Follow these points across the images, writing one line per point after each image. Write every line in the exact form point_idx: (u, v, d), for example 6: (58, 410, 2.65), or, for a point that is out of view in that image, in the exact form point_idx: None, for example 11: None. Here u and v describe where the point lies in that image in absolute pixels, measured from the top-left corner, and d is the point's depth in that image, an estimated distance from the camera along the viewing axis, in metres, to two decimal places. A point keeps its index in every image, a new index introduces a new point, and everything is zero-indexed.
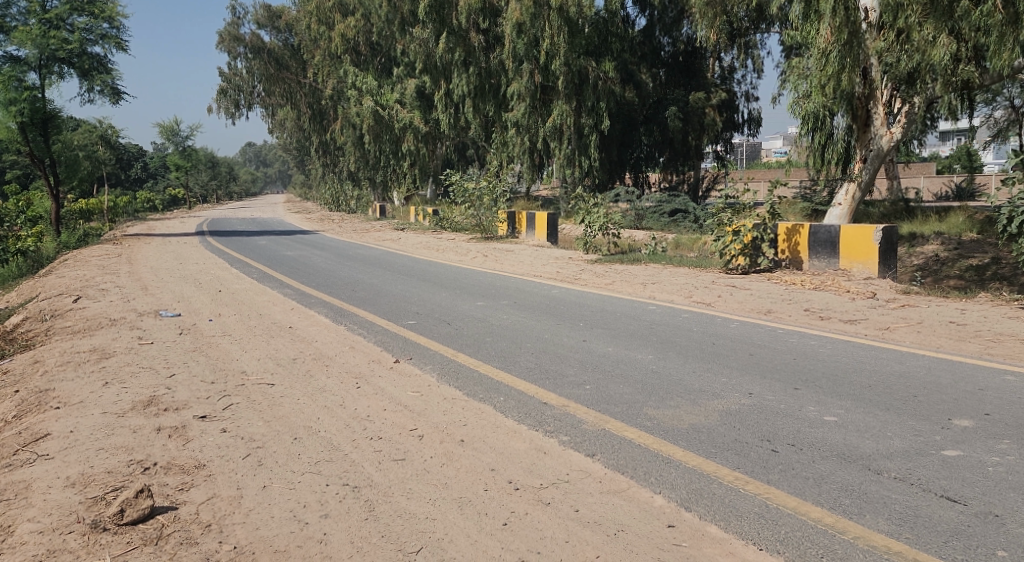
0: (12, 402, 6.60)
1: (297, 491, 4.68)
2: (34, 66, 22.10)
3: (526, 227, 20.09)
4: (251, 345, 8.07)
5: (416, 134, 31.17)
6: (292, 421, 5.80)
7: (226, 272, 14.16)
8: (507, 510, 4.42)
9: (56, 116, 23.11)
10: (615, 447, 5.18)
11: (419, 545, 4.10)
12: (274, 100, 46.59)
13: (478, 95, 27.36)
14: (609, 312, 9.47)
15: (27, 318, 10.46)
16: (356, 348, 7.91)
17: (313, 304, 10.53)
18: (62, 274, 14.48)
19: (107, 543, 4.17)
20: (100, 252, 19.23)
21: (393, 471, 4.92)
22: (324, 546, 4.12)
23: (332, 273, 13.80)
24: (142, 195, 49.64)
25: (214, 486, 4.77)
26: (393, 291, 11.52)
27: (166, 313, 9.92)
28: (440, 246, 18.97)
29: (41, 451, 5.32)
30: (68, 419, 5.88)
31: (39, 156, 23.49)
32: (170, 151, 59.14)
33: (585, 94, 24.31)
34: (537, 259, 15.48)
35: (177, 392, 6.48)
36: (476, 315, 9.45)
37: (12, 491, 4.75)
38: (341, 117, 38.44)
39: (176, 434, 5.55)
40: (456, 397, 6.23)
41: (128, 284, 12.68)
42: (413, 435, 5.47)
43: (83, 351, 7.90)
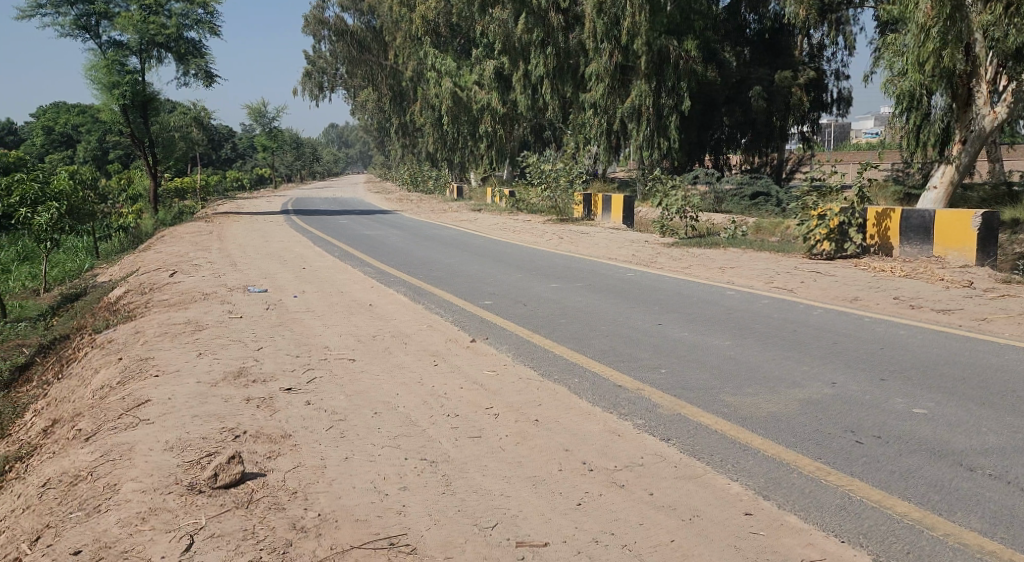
0: (117, 369, 7.01)
1: (377, 463, 4.85)
2: (135, 50, 23.07)
3: (603, 209, 19.96)
4: (333, 321, 8.33)
5: (494, 116, 31.27)
6: (371, 395, 5.97)
7: (308, 250, 14.56)
8: (581, 490, 4.47)
9: (155, 99, 24.08)
10: (691, 432, 5.16)
11: (495, 521, 4.19)
12: (357, 82, 47.45)
13: (557, 76, 27.19)
14: (686, 296, 9.37)
15: (128, 290, 11.03)
16: (434, 326, 8.06)
17: (393, 283, 10.74)
18: (160, 250, 15.15)
19: (203, 504, 4.39)
20: (192, 228, 20.01)
21: (469, 448, 5.02)
22: (403, 517, 4.25)
23: (410, 253, 14.02)
24: (232, 175, 51.37)
25: (299, 455, 4.97)
26: (470, 271, 11.67)
27: (254, 288, 10.28)
28: (515, 227, 19.04)
29: (143, 415, 5.63)
30: (166, 387, 6.20)
31: (140, 137, 24.50)
32: (257, 132, 60.90)
33: (666, 74, 23.88)
34: (613, 242, 15.40)
35: (265, 364, 6.75)
36: (551, 297, 9.52)
37: (117, 452, 5.05)
38: (421, 98, 38.78)
39: (264, 405, 5.79)
40: (531, 377, 6.30)
41: (219, 260, 13.21)
42: (488, 413, 5.57)
43: (179, 323, 8.28)
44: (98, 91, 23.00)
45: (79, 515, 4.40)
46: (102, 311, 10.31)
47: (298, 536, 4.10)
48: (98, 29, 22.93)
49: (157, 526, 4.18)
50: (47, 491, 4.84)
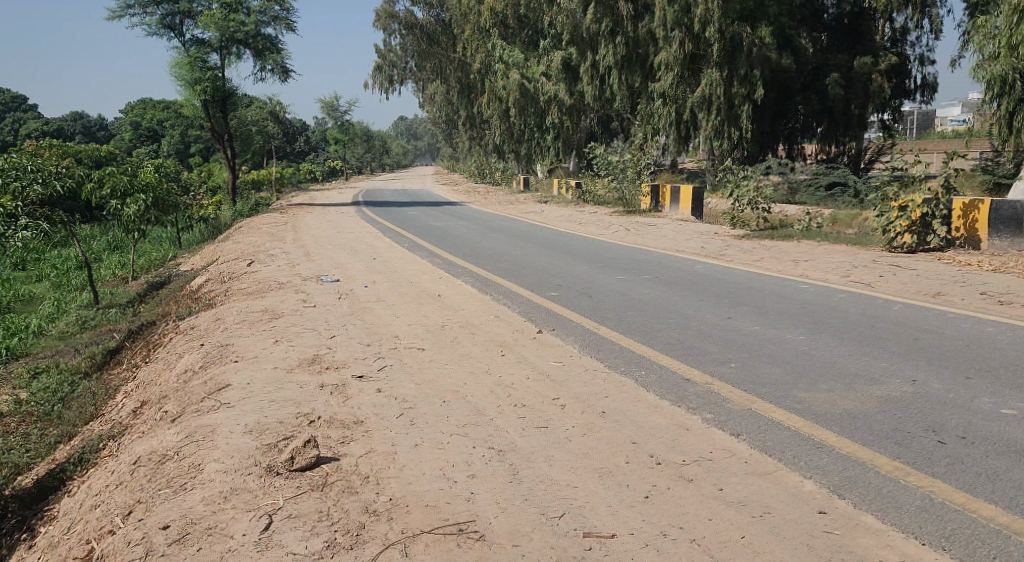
0: (199, 355, 7.30)
1: (446, 451, 4.93)
2: (216, 47, 23.73)
3: (670, 200, 19.72)
4: (402, 311, 8.47)
5: (561, 107, 31.18)
6: (440, 384, 6.06)
7: (379, 241, 14.82)
8: (649, 483, 4.47)
9: (234, 94, 24.74)
10: (762, 428, 5.10)
11: (562, 511, 4.23)
12: (426, 75, 47.89)
13: (626, 66, 26.84)
14: (757, 289, 9.21)
15: (209, 279, 11.42)
16: (502, 317, 8.13)
17: (461, 274, 10.84)
18: (237, 240, 15.62)
19: (281, 486, 4.55)
20: (267, 220, 20.53)
21: (536, 438, 5.07)
22: (471, 504, 4.32)
23: (477, 244, 14.12)
24: (305, 168, 52.48)
25: (371, 441, 5.09)
26: (536, 263, 11.70)
27: (327, 278, 10.51)
28: (582, 219, 18.97)
29: (224, 399, 5.87)
30: (245, 372, 6.44)
31: (220, 132, 25.23)
32: (330, 125, 62.04)
33: (738, 62, 23.30)
34: (681, 234, 15.21)
35: (337, 352, 6.92)
36: (618, 289, 9.48)
37: (200, 434, 5.27)
38: (488, 90, 38.86)
39: (337, 391, 5.94)
40: (598, 369, 6.31)
41: (294, 250, 13.55)
42: (555, 404, 5.60)
43: (256, 311, 8.56)
44: (181, 87, 23.77)
45: (166, 492, 4.62)
46: (185, 299, 10.69)
47: (371, 519, 4.21)
48: (182, 28, 23.71)
49: (238, 505, 4.36)
50: (137, 469, 5.10)
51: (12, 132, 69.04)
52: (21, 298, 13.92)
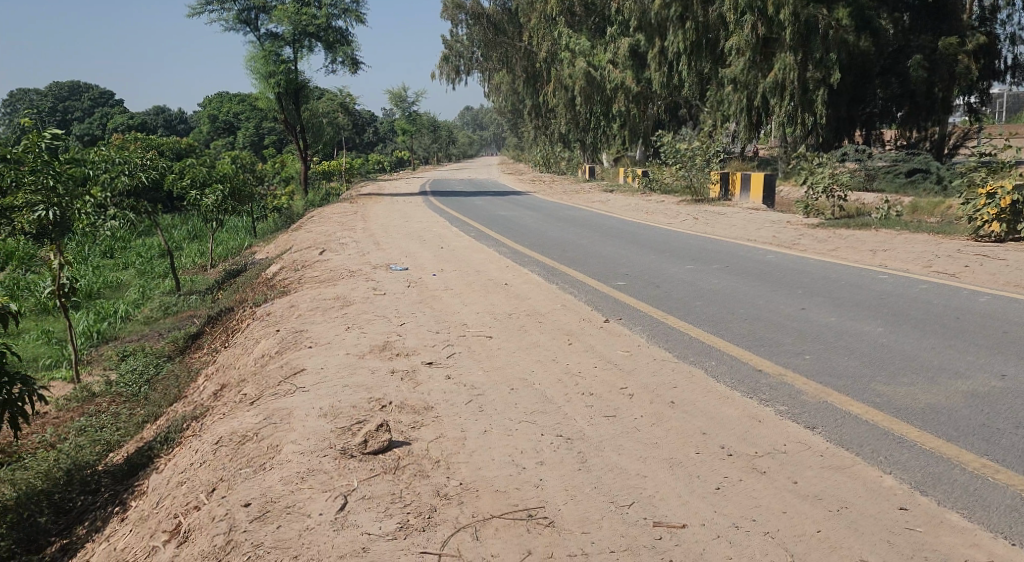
0: (275, 340, 7.52)
1: (515, 437, 4.96)
2: (289, 41, 24.25)
3: (741, 189, 19.37)
4: (470, 299, 8.55)
5: (628, 95, 30.61)
6: (509, 371, 6.11)
7: (446, 230, 14.96)
8: (720, 474, 4.42)
9: (307, 87, 25.22)
10: (838, 421, 4.99)
11: (632, 500, 4.22)
12: (492, 65, 47.97)
13: (695, 52, 26.37)
14: (832, 280, 8.97)
15: (284, 267, 11.73)
16: (568, 306, 8.14)
17: (527, 263, 10.88)
18: (310, 229, 15.96)
19: (355, 467, 4.66)
20: (338, 209, 20.94)
21: (604, 426, 5.06)
22: (541, 491, 4.35)
23: (543, 233, 14.13)
24: (374, 158, 53.25)
25: (441, 427, 5.16)
26: (603, 252, 11.66)
27: (396, 266, 10.67)
28: (650, 208, 18.79)
29: (299, 383, 6.05)
30: (320, 357, 6.61)
31: (293, 123, 25.82)
32: (398, 117, 62.75)
33: (813, 45, 22.63)
34: (752, 222, 14.92)
35: (407, 339, 7.03)
36: (686, 278, 9.38)
37: (278, 416, 5.45)
38: (554, 79, 38.71)
39: (408, 378, 6.04)
40: (666, 358, 6.27)
41: (363, 239, 13.80)
42: (623, 393, 5.58)
43: (329, 298, 8.75)
44: (256, 80, 24.40)
45: (247, 472, 4.80)
46: (261, 286, 11.02)
47: (443, 503, 4.28)
48: (257, 22, 24.28)
49: (315, 485, 4.49)
50: (219, 448, 5.31)
51: (99, 127, 72.09)
52: (108, 284, 14.53)
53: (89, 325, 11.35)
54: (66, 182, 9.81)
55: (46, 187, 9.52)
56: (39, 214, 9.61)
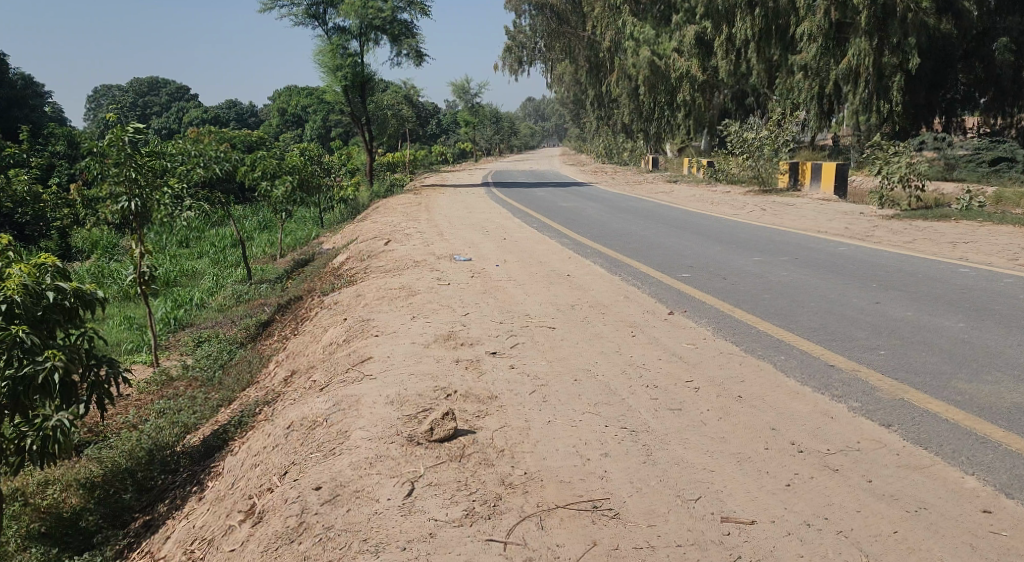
0: (343, 329, 7.67)
1: (578, 428, 4.94)
2: (356, 34, 24.58)
3: (811, 178, 18.89)
4: (533, 290, 8.54)
5: (694, 84, 30.20)
6: (572, 362, 6.10)
7: (510, 221, 15.00)
8: (790, 471, 4.34)
9: (372, 80, 25.51)
10: (916, 420, 4.83)
11: (698, 494, 4.17)
12: (555, 55, 47.81)
13: (764, 38, 25.72)
14: (909, 273, 8.68)
15: (350, 257, 11.93)
16: (632, 297, 8.07)
17: (590, 254, 10.82)
18: (375, 220, 16.17)
19: (421, 455, 4.71)
20: (403, 200, 21.21)
21: (670, 419, 5.00)
22: (605, 482, 4.33)
23: (606, 225, 14.04)
24: (437, 150, 53.70)
25: (505, 416, 5.18)
26: (667, 243, 11.52)
27: (460, 257, 10.73)
28: (715, 199, 18.48)
29: (367, 371, 6.16)
30: (386, 345, 6.71)
31: (358, 116, 26.21)
32: (461, 108, 63.03)
33: (890, 29, 21.49)
34: (822, 214, 14.53)
35: (471, 329, 7.07)
36: (754, 271, 9.20)
37: (346, 402, 5.56)
38: (617, 69, 38.36)
39: (472, 366, 6.09)
40: (733, 352, 6.16)
41: (427, 229, 13.94)
42: (689, 386, 5.50)
43: (394, 287, 8.87)
44: (324, 74, 24.83)
45: (318, 456, 4.94)
46: (329, 276, 11.23)
47: (507, 491, 4.30)
48: (325, 17, 24.68)
49: (383, 471, 4.56)
50: (290, 433, 5.47)
51: (176, 121, 74.58)
52: (185, 272, 15.02)
53: (167, 312, 11.75)
54: (147, 173, 10.16)
55: (129, 178, 9.87)
56: (123, 205, 9.99)
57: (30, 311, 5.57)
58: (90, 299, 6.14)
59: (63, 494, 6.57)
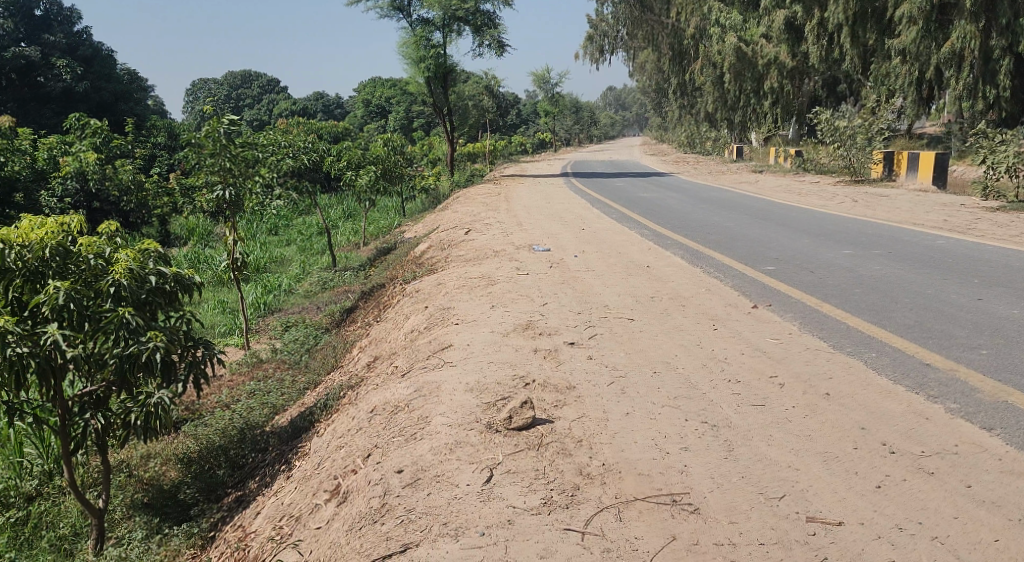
0: (424, 316, 7.81)
1: (658, 422, 4.90)
2: (439, 26, 24.81)
3: (908, 168, 18.15)
4: (612, 281, 8.49)
5: (782, 71, 29.46)
6: (651, 355, 6.04)
7: (589, 211, 14.93)
8: (881, 472, 4.22)
9: (454, 71, 25.74)
10: (1020, 423, 4.62)
11: (782, 492, 4.10)
12: (638, 43, 47.18)
13: (859, 21, 24.30)
14: (1015, 269, 8.26)
15: (431, 247, 12.09)
16: (713, 290, 7.94)
17: (670, 246, 10.69)
18: (456, 210, 16.32)
19: (500, 443, 4.76)
20: (483, 190, 21.38)
21: (752, 415, 4.91)
22: (685, 477, 4.29)
23: (687, 215, 13.84)
24: (517, 140, 53.82)
25: (583, 407, 5.18)
26: (751, 235, 11.28)
27: (539, 247, 10.75)
28: (803, 189, 17.97)
29: (447, 359, 6.26)
30: (465, 334, 6.79)
31: (440, 107, 26.47)
32: (541, 98, 62.89)
33: (1000, 10, 20.21)
34: (919, 206, 13.95)
35: (549, 319, 7.09)
36: (845, 264, 8.92)
37: (426, 389, 5.67)
38: (702, 56, 37.60)
39: (550, 356, 6.11)
40: (821, 348, 6.00)
41: (507, 219, 14.01)
42: (773, 382, 5.39)
43: (474, 276, 8.96)
44: (408, 65, 25.19)
45: (399, 440, 5.05)
46: (411, 264, 11.42)
47: (585, 482, 4.32)
48: (410, 9, 24.98)
49: (462, 457, 4.63)
50: (374, 417, 5.62)
51: (267, 113, 76.87)
52: (274, 259, 15.52)
53: (257, 297, 12.18)
54: (241, 163, 10.51)
55: (223, 168, 10.23)
56: (218, 193, 10.36)
57: (135, 294, 5.86)
58: (188, 284, 6.42)
59: (163, 468, 6.93)
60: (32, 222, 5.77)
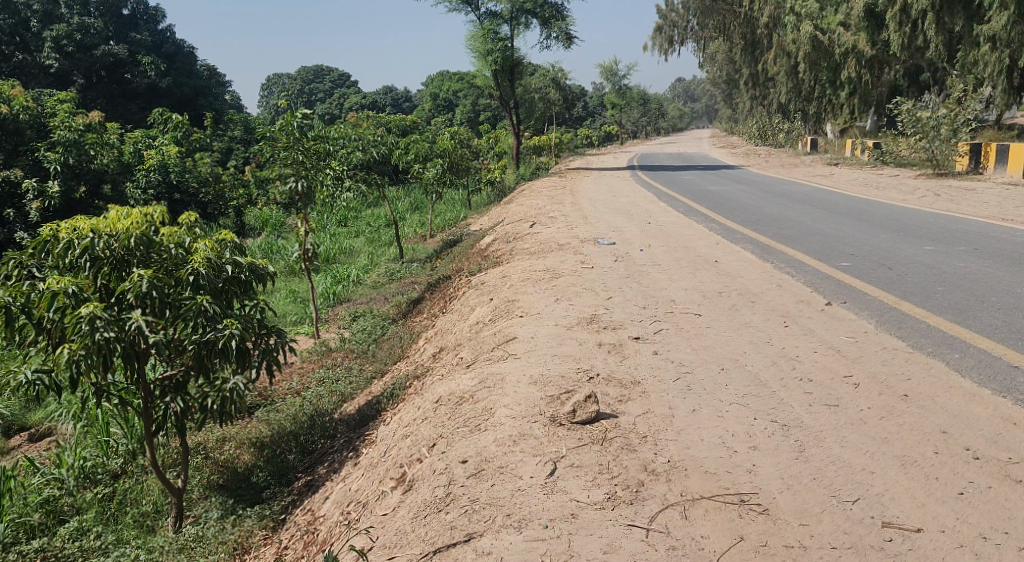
0: (490, 308, 7.86)
1: (726, 419, 4.82)
2: (507, 18, 24.84)
3: (995, 162, 17.57)
4: (679, 276, 8.38)
5: (860, 60, 28.43)
6: (719, 351, 5.95)
7: (656, 205, 14.75)
8: (963, 478, 4.09)
9: (521, 63, 25.74)
10: None
11: (857, 496, 4.01)
12: (708, 34, 46.30)
13: (944, 8, 23.22)
14: None
15: (496, 239, 12.14)
16: (784, 286, 7.77)
17: (740, 240, 10.50)
18: (522, 202, 16.33)
19: (563, 436, 4.76)
20: (550, 183, 21.35)
21: (825, 415, 4.79)
22: (754, 477, 4.22)
23: (758, 209, 13.56)
24: (584, 132, 53.46)
25: (648, 402, 5.13)
26: (825, 230, 10.99)
27: (604, 241, 10.68)
28: (881, 182, 17.41)
29: (512, 351, 6.29)
30: (530, 327, 6.80)
31: (507, 99, 26.46)
32: (608, 90, 62.32)
33: None
34: (1008, 200, 13.35)
35: (614, 313, 7.04)
36: (924, 260, 8.63)
37: (491, 380, 5.70)
38: (776, 46, 36.69)
39: (615, 350, 6.08)
40: (899, 348, 5.81)
41: (572, 212, 13.94)
42: (847, 382, 5.25)
43: (538, 269, 8.96)
44: (475, 58, 25.30)
45: (464, 430, 5.10)
46: (476, 256, 11.49)
47: (650, 478, 4.29)
48: (478, 2, 25.06)
49: (526, 449, 4.65)
50: (439, 407, 5.69)
51: (338, 106, 78.25)
52: (343, 250, 15.81)
53: (327, 287, 12.44)
54: (313, 157, 10.72)
55: (296, 161, 10.44)
56: (290, 185, 10.57)
57: (213, 283, 6.04)
58: (263, 273, 6.60)
59: (237, 451, 7.16)
60: (119, 213, 6.00)
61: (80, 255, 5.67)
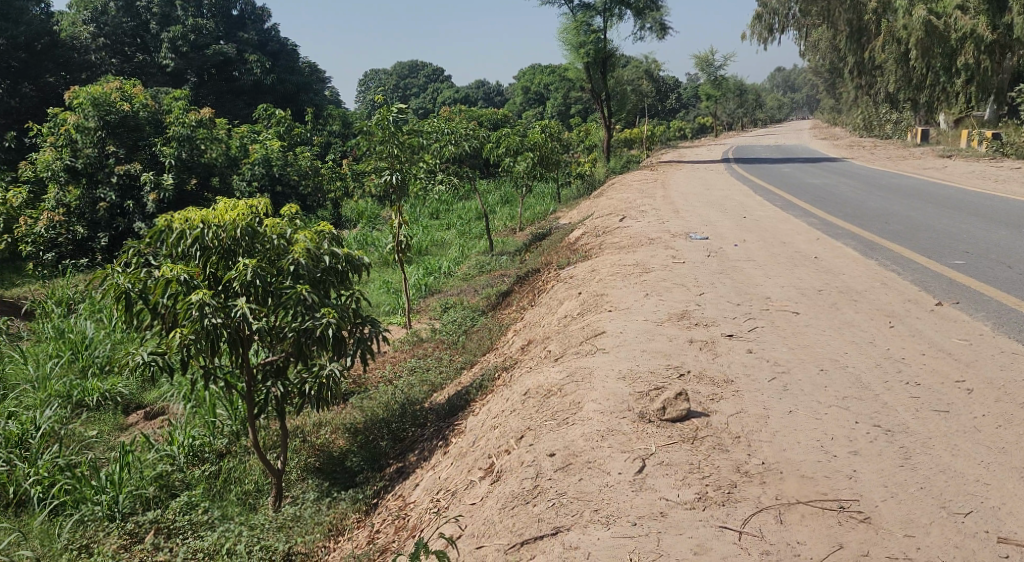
0: (579, 302, 7.81)
1: (824, 422, 4.63)
2: (601, 9, 24.56)
3: None
4: (775, 272, 8.12)
5: (979, 45, 26.78)
6: (817, 351, 5.73)
7: (751, 199, 14.34)
8: None
9: (614, 55, 25.42)
10: None
11: (968, 508, 3.86)
12: (811, 21, 44.61)
13: None
14: None
15: (586, 233, 12.04)
16: (889, 284, 7.43)
17: (841, 236, 10.09)
18: (613, 196, 16.16)
19: (652, 433, 4.67)
20: (641, 176, 21.05)
21: (934, 421, 4.55)
22: (854, 483, 4.06)
23: (861, 204, 12.99)
24: (677, 124, 52.38)
25: (741, 402, 4.99)
26: (935, 225, 10.44)
27: (696, 235, 10.44)
28: (999, 176, 16.42)
29: (600, 345, 6.23)
30: (619, 321, 6.70)
31: (598, 91, 26.22)
32: (703, 81, 60.85)
33: None
34: None
35: (706, 309, 6.88)
36: None
37: (579, 375, 5.65)
38: (884, 33, 35.07)
39: (706, 347, 5.93)
40: (1017, 352, 5.47)
41: (663, 206, 13.70)
42: (959, 387, 4.97)
43: (628, 264, 8.83)
44: (568, 51, 25.18)
45: (551, 423, 5.08)
46: (565, 250, 11.43)
47: (743, 480, 4.17)
48: None
49: (614, 445, 4.59)
50: (528, 399, 5.69)
51: (432, 101, 79.16)
52: (435, 242, 16.03)
53: (419, 279, 12.61)
54: (407, 150, 10.87)
55: (391, 154, 10.61)
56: (385, 178, 10.73)
57: (311, 272, 6.20)
58: (358, 264, 6.73)
59: (332, 436, 7.36)
60: (226, 204, 6.22)
61: (191, 244, 5.92)
